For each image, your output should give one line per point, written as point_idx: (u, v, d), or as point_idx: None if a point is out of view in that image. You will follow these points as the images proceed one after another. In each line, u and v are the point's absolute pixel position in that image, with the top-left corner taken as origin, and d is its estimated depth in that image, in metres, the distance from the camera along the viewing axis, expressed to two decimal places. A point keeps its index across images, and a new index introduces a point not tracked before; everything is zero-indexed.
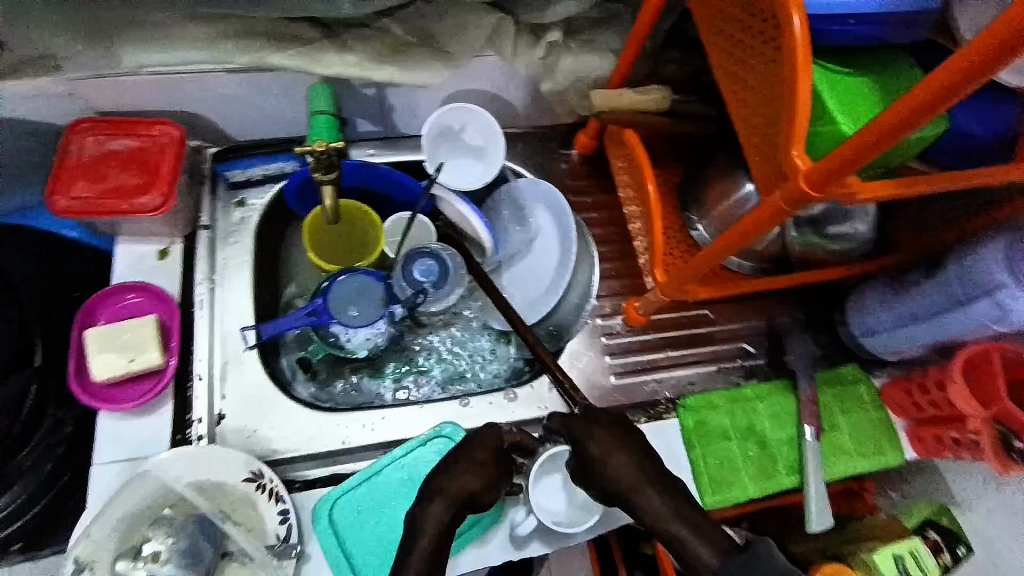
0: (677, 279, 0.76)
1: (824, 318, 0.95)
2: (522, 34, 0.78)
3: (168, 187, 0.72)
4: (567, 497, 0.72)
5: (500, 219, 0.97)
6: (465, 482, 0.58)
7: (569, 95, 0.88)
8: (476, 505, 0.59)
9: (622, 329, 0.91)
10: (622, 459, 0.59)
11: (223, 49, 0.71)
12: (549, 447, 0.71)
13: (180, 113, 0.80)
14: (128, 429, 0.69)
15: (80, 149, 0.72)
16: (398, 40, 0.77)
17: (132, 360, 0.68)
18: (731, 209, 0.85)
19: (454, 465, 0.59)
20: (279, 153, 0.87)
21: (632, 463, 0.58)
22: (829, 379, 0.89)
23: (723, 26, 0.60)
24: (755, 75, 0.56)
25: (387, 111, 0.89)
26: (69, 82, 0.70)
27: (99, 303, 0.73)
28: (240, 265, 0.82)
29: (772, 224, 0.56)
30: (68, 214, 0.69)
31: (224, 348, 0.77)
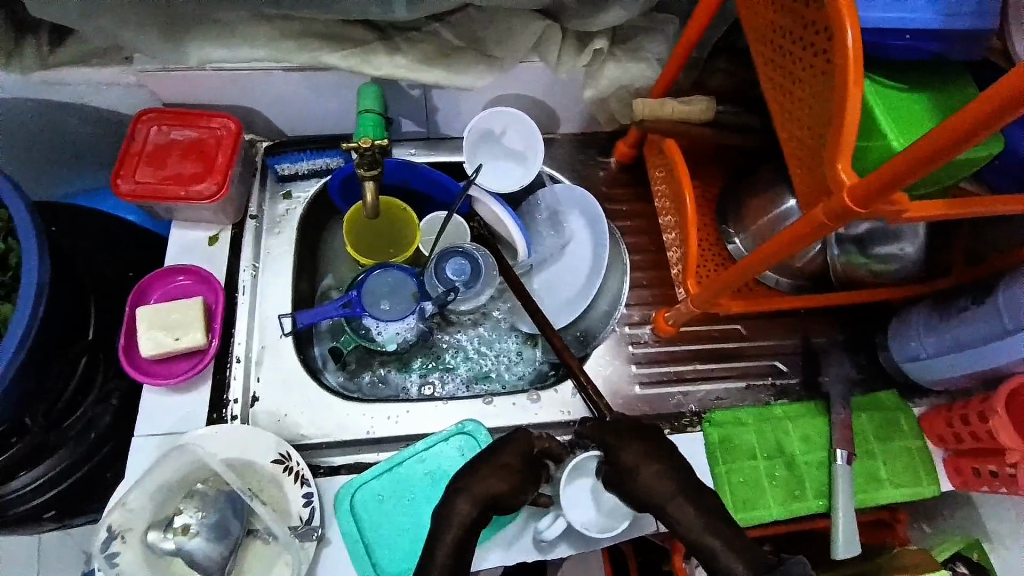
0: (709, 291, 0.75)
1: (864, 341, 0.92)
2: (568, 41, 0.79)
3: (222, 176, 0.76)
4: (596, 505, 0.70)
5: (534, 223, 0.97)
6: (489, 484, 0.58)
7: (611, 102, 0.88)
8: (500, 506, 0.59)
9: (650, 339, 0.90)
10: (652, 469, 0.57)
11: (282, 47, 0.74)
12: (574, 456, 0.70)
13: (236, 107, 0.84)
14: (168, 404, 0.73)
15: (145, 137, 0.77)
16: (447, 44, 0.79)
17: (178, 338, 0.72)
18: (771, 225, 0.83)
19: (483, 466, 0.59)
20: (325, 149, 0.90)
21: (664, 471, 0.57)
22: (864, 404, 0.86)
23: (772, 37, 0.59)
24: (803, 87, 0.55)
25: (430, 112, 0.91)
26: (140, 74, 0.75)
27: (152, 283, 0.77)
28: (282, 254, 0.86)
29: (811, 239, 0.54)
30: (130, 197, 0.74)
31: (262, 333, 0.81)
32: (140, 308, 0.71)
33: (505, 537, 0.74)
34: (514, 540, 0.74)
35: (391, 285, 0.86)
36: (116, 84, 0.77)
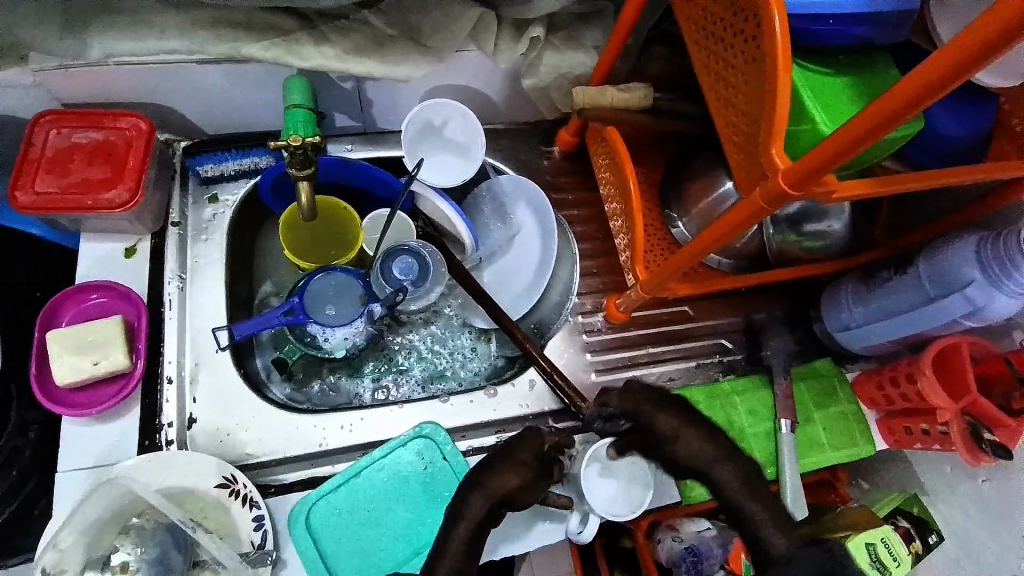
0: (658, 277, 0.76)
1: (799, 314, 0.97)
2: (505, 29, 0.78)
3: (135, 181, 0.70)
4: (613, 489, 0.71)
5: (481, 216, 0.96)
6: (504, 480, 0.62)
7: (552, 91, 0.87)
8: (514, 502, 0.63)
9: (603, 327, 0.91)
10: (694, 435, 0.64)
11: (199, 39, 0.69)
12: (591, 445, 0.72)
13: (149, 106, 0.77)
14: (91, 434, 0.67)
15: (43, 142, 0.69)
16: (380, 33, 0.75)
17: (97, 363, 0.65)
18: (712, 207, 0.86)
19: (499, 464, 0.63)
20: (251, 149, 0.83)
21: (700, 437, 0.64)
22: (805, 373, 0.91)
23: (707, 22, 0.60)
24: (738, 72, 0.56)
25: (365, 105, 0.87)
26: (35, 73, 0.68)
27: (63, 302, 0.70)
28: (212, 262, 0.80)
29: (751, 222, 0.56)
30: (30, 210, 0.67)
31: (195, 349, 0.75)
32: (49, 333, 0.65)
33: (517, 530, 0.75)
34: (527, 531, 0.75)
35: (336, 289, 0.82)
36: (6, 84, 0.69)
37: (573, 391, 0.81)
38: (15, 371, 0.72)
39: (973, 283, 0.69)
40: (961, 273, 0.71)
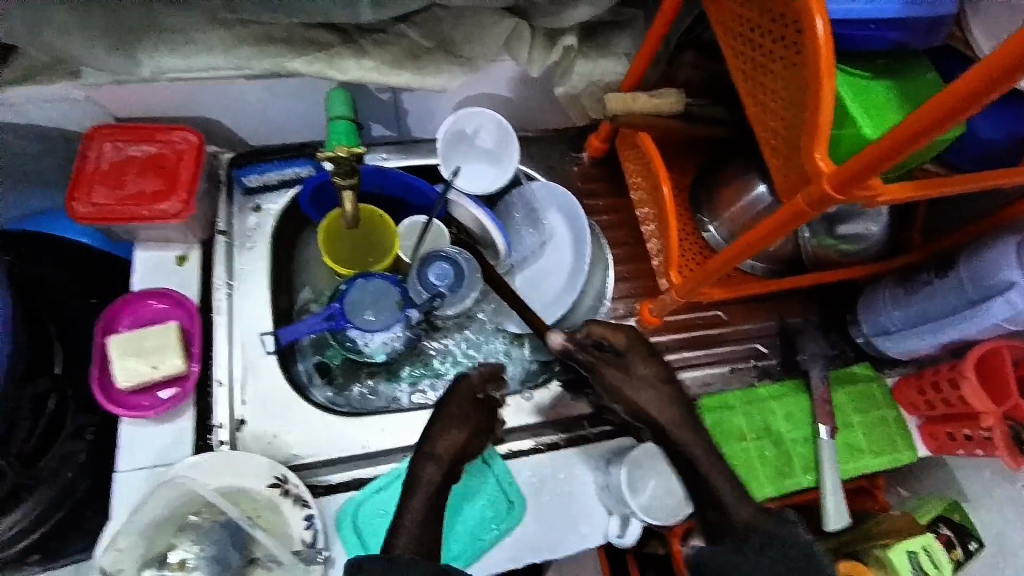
0: (695, 280, 0.77)
1: (835, 318, 0.96)
2: (538, 38, 0.78)
3: (186, 193, 0.72)
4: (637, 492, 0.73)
5: (512, 222, 0.97)
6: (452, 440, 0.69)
7: (583, 98, 0.88)
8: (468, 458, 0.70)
9: (637, 331, 0.91)
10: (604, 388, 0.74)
11: (242, 54, 0.70)
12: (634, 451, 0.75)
13: (194, 119, 0.80)
14: (148, 436, 0.69)
15: (98, 156, 0.72)
16: (416, 45, 0.76)
17: (155, 366, 0.68)
18: (744, 210, 0.86)
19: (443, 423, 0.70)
20: (293, 158, 0.87)
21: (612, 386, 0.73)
22: (844, 378, 0.90)
23: (744, 28, 0.60)
24: (775, 78, 0.56)
25: (401, 115, 0.89)
26: (86, 87, 0.71)
27: (120, 310, 0.72)
28: (257, 270, 0.83)
29: (792, 226, 0.56)
30: (89, 221, 0.69)
31: (242, 353, 0.78)
32: (111, 336, 0.68)
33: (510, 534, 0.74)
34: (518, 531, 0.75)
35: (374, 296, 0.83)
36: (64, 99, 0.72)
37: None
38: (74, 375, 0.76)
39: (1015, 287, 0.68)
40: (1004, 277, 0.70)
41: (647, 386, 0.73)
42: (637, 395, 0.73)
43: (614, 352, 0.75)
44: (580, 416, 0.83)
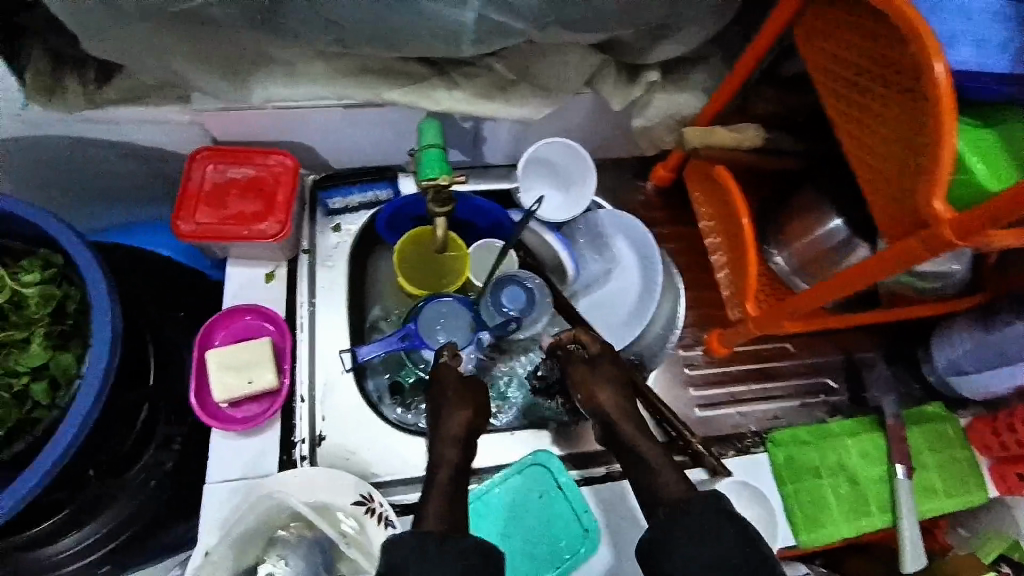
0: (777, 315, 0.77)
1: (902, 353, 0.95)
2: (621, 74, 0.81)
3: (284, 215, 0.76)
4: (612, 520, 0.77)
5: (577, 247, 0.97)
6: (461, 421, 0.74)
7: (658, 130, 0.89)
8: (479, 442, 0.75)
9: (703, 360, 0.91)
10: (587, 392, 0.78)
11: (343, 85, 0.74)
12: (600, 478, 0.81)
13: (287, 142, 0.83)
14: (237, 449, 0.71)
15: (202, 176, 0.76)
16: (502, 78, 0.79)
17: (251, 381, 0.70)
18: (813, 244, 0.85)
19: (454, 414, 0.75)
20: (373, 181, 0.88)
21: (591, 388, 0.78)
22: (916, 416, 0.88)
23: (847, 74, 0.62)
24: (886, 122, 0.57)
25: (478, 142, 0.92)
26: (194, 112, 0.75)
27: (217, 324, 0.74)
28: (337, 288, 0.85)
29: (902, 267, 0.57)
30: (191, 239, 0.73)
31: (324, 370, 0.80)
32: (210, 351, 0.70)
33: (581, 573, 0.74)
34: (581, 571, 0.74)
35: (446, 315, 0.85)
36: (173, 122, 0.76)
37: (682, 424, 0.82)
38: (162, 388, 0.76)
39: None
40: None
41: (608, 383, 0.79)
42: (594, 393, 0.79)
43: (585, 354, 0.82)
44: (594, 453, 0.84)
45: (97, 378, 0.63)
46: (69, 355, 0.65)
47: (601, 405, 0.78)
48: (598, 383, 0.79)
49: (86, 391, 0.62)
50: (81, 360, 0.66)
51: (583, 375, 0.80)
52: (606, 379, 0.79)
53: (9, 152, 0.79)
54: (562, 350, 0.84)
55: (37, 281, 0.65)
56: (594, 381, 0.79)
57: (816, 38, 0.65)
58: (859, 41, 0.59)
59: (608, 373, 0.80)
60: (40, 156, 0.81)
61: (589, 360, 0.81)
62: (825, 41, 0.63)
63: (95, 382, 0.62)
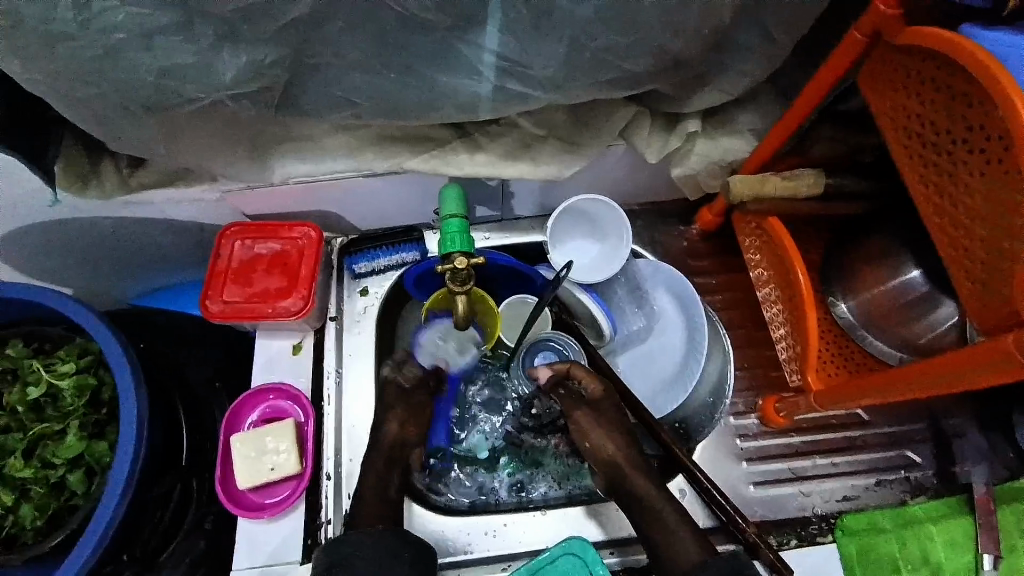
0: (838, 391, 0.67)
1: (1000, 421, 0.81)
2: (657, 123, 0.74)
3: (307, 289, 0.75)
4: None
5: (615, 298, 0.88)
6: None
7: (701, 177, 0.80)
8: None
9: (759, 431, 0.82)
10: (597, 437, 0.76)
11: (364, 157, 0.72)
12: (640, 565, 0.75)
13: (313, 210, 0.82)
14: (262, 536, 0.70)
15: (230, 253, 0.76)
16: (528, 134, 0.74)
17: (274, 467, 0.70)
18: (889, 297, 0.72)
19: None
20: (400, 244, 0.86)
21: (601, 430, 0.76)
22: (1011, 494, 0.75)
23: (923, 128, 0.52)
24: (970, 188, 0.48)
25: (506, 197, 0.87)
26: (221, 190, 0.75)
27: (241, 405, 0.75)
28: (365, 356, 0.83)
29: (996, 367, 0.47)
30: (220, 319, 0.73)
31: (350, 446, 0.78)
32: (234, 437, 0.71)
33: None
34: None
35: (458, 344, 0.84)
36: (202, 200, 0.76)
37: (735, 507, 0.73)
38: (199, 463, 0.76)
39: None
40: None
41: (615, 431, 0.76)
42: (600, 443, 0.76)
43: (587, 397, 0.78)
44: (620, 541, 0.77)
45: (125, 468, 0.64)
46: (104, 442, 0.69)
47: (610, 458, 0.75)
48: (600, 431, 0.76)
49: (115, 482, 0.63)
50: (113, 447, 0.69)
51: (586, 420, 0.77)
52: (611, 429, 0.76)
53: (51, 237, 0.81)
54: (564, 388, 0.79)
55: (71, 371, 0.69)
56: (596, 429, 0.76)
57: (885, 84, 0.55)
58: (936, 90, 0.50)
59: (609, 419, 0.77)
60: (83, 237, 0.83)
61: (591, 404, 0.78)
62: (895, 88, 0.54)
63: (122, 473, 0.64)
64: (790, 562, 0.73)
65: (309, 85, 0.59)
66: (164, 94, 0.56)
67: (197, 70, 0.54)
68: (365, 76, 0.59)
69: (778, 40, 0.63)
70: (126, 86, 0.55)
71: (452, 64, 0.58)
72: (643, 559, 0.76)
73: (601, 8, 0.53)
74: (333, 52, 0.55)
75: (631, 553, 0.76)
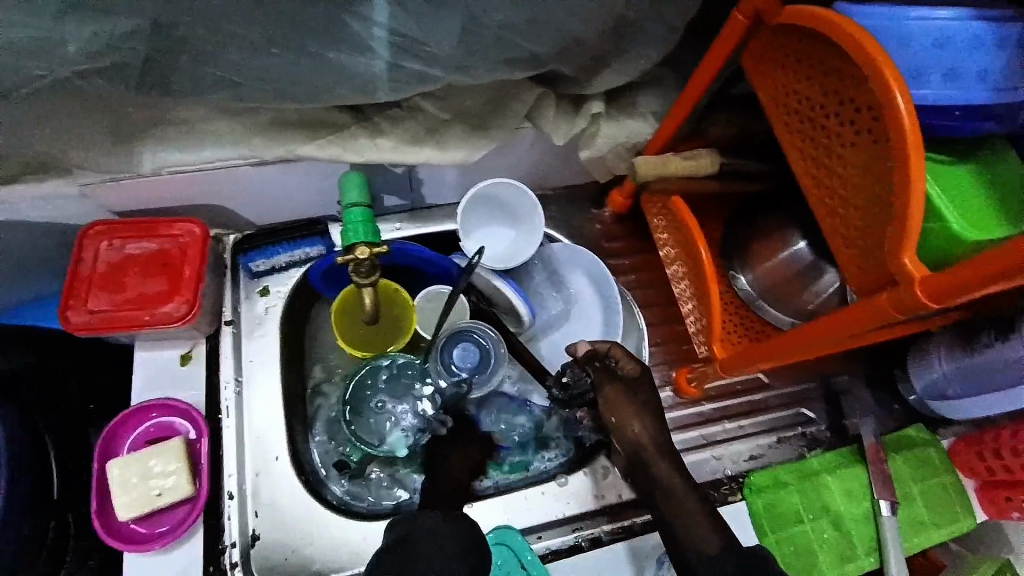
0: (742, 358, 0.71)
1: (882, 376, 0.90)
2: (563, 105, 0.74)
3: (192, 292, 0.67)
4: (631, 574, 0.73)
5: (534, 285, 0.89)
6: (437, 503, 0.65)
7: (608, 158, 0.81)
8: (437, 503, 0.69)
9: (674, 402, 0.86)
10: (627, 415, 0.68)
11: (251, 144, 0.66)
12: (637, 534, 0.75)
13: (198, 206, 0.74)
14: (153, 570, 0.63)
15: (95, 256, 0.67)
16: (433, 117, 0.70)
17: (160, 493, 0.63)
18: (783, 268, 0.75)
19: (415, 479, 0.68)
20: (303, 238, 0.79)
21: (635, 407, 0.68)
22: (898, 443, 0.83)
23: (801, 104, 0.55)
24: (842, 160, 0.52)
25: (415, 185, 0.83)
26: (81, 184, 0.66)
27: (120, 426, 0.67)
28: (269, 361, 0.76)
29: (871, 325, 0.51)
30: (86, 331, 0.64)
31: (256, 459, 0.72)
32: (111, 463, 0.63)
33: None
34: None
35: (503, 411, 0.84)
36: (58, 197, 0.67)
37: None
38: (76, 496, 0.67)
39: None
40: None
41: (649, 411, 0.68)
42: (626, 422, 0.68)
43: (621, 372, 0.70)
44: (547, 522, 0.76)
45: None
46: None
47: (635, 438, 0.67)
48: (630, 409, 0.68)
49: None
50: None
51: (616, 396, 0.69)
52: (641, 408, 0.68)
53: None
54: (600, 361, 0.71)
55: None
56: (627, 408, 0.68)
57: (768, 63, 0.58)
58: (810, 69, 0.53)
59: (642, 399, 0.69)
60: None
61: (626, 380, 0.69)
62: (776, 68, 0.57)
63: None
64: (726, 516, 0.78)
65: (175, 62, 0.52)
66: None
67: (41, 46, 0.48)
68: (244, 52, 0.53)
69: (672, 21, 0.64)
70: None
71: (341, 39, 0.54)
72: (647, 518, 0.77)
73: None
74: (197, 19, 0.49)
75: (558, 534, 0.75)
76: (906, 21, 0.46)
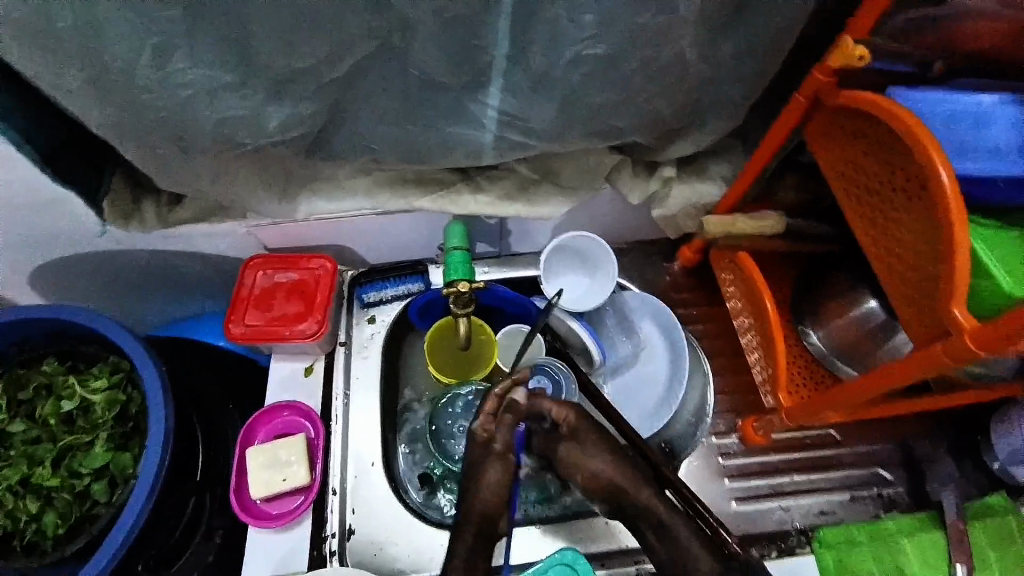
0: (808, 408, 0.74)
1: (964, 444, 0.88)
2: (638, 169, 0.84)
3: (322, 315, 0.82)
4: None
5: (605, 328, 0.95)
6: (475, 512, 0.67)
7: (680, 219, 0.90)
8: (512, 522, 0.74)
9: (739, 450, 0.88)
10: (592, 464, 0.69)
11: (379, 197, 0.81)
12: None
13: (328, 245, 0.91)
14: (268, 545, 0.75)
15: (252, 282, 0.83)
16: (525, 178, 0.83)
17: (286, 479, 0.75)
18: (853, 326, 0.80)
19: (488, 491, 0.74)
20: (406, 275, 0.93)
21: (601, 457, 0.69)
22: (980, 510, 0.80)
23: (856, 172, 0.62)
24: (895, 222, 0.57)
25: (504, 235, 0.96)
26: (248, 225, 0.83)
27: (258, 421, 0.80)
28: (372, 381, 0.88)
29: (925, 374, 0.54)
30: (241, 340, 0.80)
31: (355, 463, 0.82)
32: (250, 449, 0.76)
33: None
34: None
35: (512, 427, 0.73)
36: (230, 234, 0.85)
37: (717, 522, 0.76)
38: (213, 478, 0.80)
39: None
40: None
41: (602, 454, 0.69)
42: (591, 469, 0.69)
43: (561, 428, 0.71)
44: (608, 551, 0.81)
45: (150, 475, 0.67)
46: (128, 454, 0.72)
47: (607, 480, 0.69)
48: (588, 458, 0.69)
49: (140, 487, 0.67)
50: (137, 458, 0.72)
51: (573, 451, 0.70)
52: (602, 452, 0.69)
53: (88, 267, 0.88)
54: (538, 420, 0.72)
55: (104, 387, 0.73)
56: (587, 457, 0.69)
57: (828, 135, 0.65)
58: (865, 143, 0.60)
59: (597, 444, 0.70)
60: (120, 270, 0.90)
61: (574, 435, 0.70)
62: (835, 140, 0.64)
63: (148, 479, 0.67)
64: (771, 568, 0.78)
65: (338, 133, 0.69)
66: (216, 139, 0.64)
67: (242, 120, 0.63)
68: (387, 126, 0.68)
69: (740, 102, 0.74)
70: (179, 132, 0.63)
71: (463, 117, 0.68)
72: None
73: (588, 75, 0.63)
74: (361, 105, 0.65)
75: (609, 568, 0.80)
76: (950, 104, 0.53)
